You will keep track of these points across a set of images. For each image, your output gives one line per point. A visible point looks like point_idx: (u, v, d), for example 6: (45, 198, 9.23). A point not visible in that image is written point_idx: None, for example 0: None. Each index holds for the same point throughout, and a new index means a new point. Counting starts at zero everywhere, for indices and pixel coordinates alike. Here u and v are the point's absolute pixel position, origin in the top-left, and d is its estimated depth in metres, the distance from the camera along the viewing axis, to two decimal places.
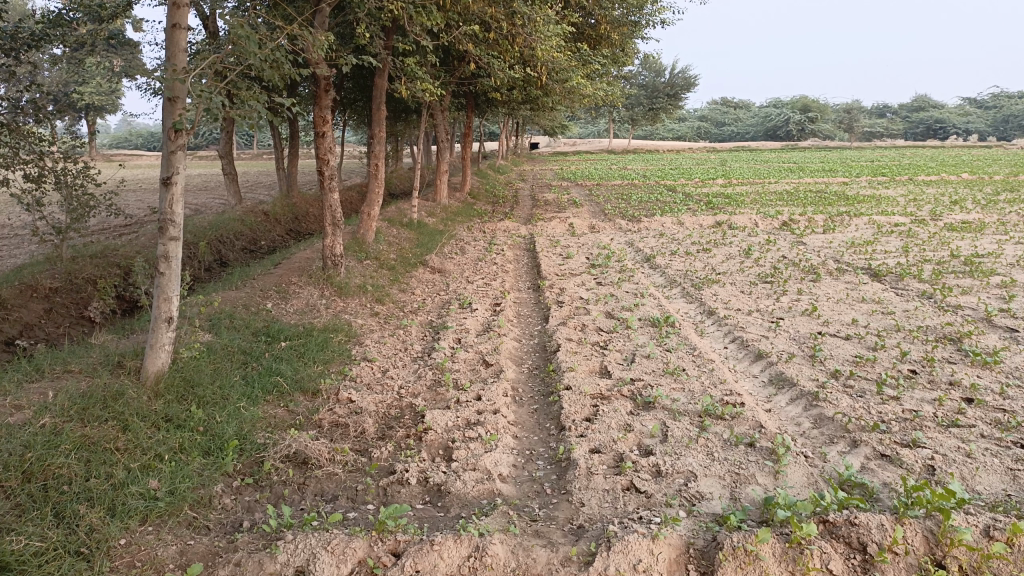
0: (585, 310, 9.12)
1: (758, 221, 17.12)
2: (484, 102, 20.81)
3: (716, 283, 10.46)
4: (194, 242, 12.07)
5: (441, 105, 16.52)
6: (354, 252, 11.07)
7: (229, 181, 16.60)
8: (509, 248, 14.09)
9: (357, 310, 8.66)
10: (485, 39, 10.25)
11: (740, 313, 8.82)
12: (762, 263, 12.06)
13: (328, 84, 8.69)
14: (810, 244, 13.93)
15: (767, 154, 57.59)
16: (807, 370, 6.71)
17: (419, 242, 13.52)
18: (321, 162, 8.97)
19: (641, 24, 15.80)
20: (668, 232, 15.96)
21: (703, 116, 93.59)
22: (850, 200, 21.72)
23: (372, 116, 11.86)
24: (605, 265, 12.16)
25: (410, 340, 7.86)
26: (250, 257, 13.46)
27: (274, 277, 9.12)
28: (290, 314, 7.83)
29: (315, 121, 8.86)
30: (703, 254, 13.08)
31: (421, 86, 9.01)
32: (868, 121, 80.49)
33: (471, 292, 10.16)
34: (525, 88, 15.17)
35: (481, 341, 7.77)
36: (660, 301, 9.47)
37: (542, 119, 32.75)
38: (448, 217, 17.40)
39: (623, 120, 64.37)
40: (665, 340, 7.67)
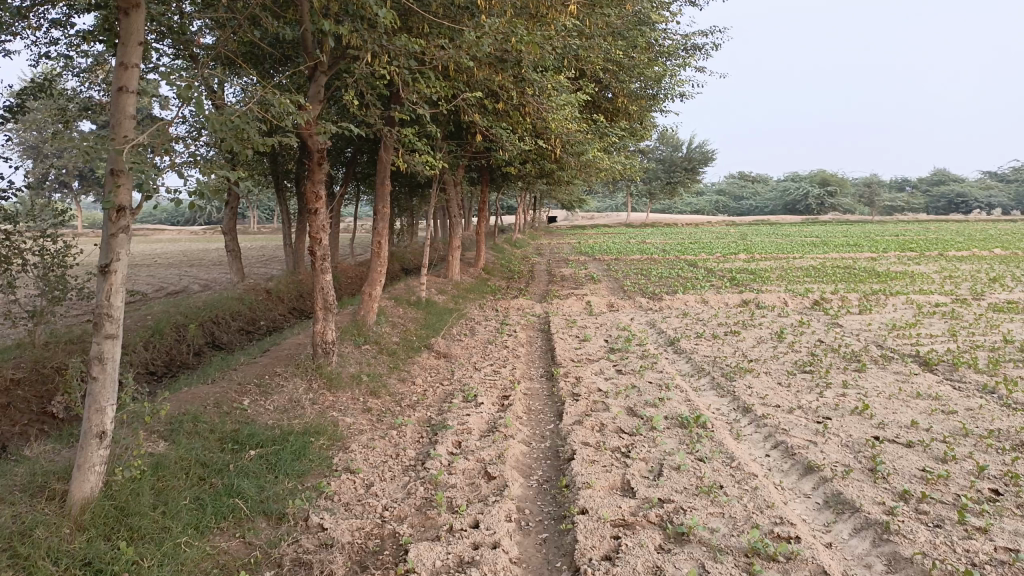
0: (604, 405, 8.12)
1: (788, 299, 16.15)
2: (498, 176, 20.25)
3: (749, 373, 9.44)
4: (183, 324, 11.29)
5: (452, 179, 15.93)
6: (352, 336, 10.19)
7: (232, 258, 15.94)
8: (522, 329, 13.19)
9: (347, 406, 7.73)
10: (491, 109, 9.62)
11: (780, 410, 7.79)
12: (799, 348, 11.05)
13: (322, 157, 8.03)
14: (847, 327, 12.92)
15: (788, 227, 57.02)
16: (870, 491, 5.66)
17: (425, 322, 12.67)
18: (313, 241, 8.21)
19: (660, 96, 15.24)
20: (692, 311, 15.01)
21: (721, 189, 93.72)
22: (882, 277, 20.72)
23: (376, 191, 11.19)
24: (626, 349, 11.18)
25: (404, 443, 6.88)
26: (246, 339, 12.64)
27: (258, 366, 8.21)
28: (269, 412, 6.91)
29: (307, 196, 8.14)
30: (731, 337, 12.10)
31: (419, 158, 8.30)
32: (888, 195, 80.00)
33: (478, 382, 9.19)
34: (539, 162, 14.55)
35: (485, 445, 6.77)
36: (688, 395, 8.44)
37: (560, 193, 32.26)
38: (459, 295, 16.58)
39: (641, 193, 64.21)
40: (696, 445, 6.64)
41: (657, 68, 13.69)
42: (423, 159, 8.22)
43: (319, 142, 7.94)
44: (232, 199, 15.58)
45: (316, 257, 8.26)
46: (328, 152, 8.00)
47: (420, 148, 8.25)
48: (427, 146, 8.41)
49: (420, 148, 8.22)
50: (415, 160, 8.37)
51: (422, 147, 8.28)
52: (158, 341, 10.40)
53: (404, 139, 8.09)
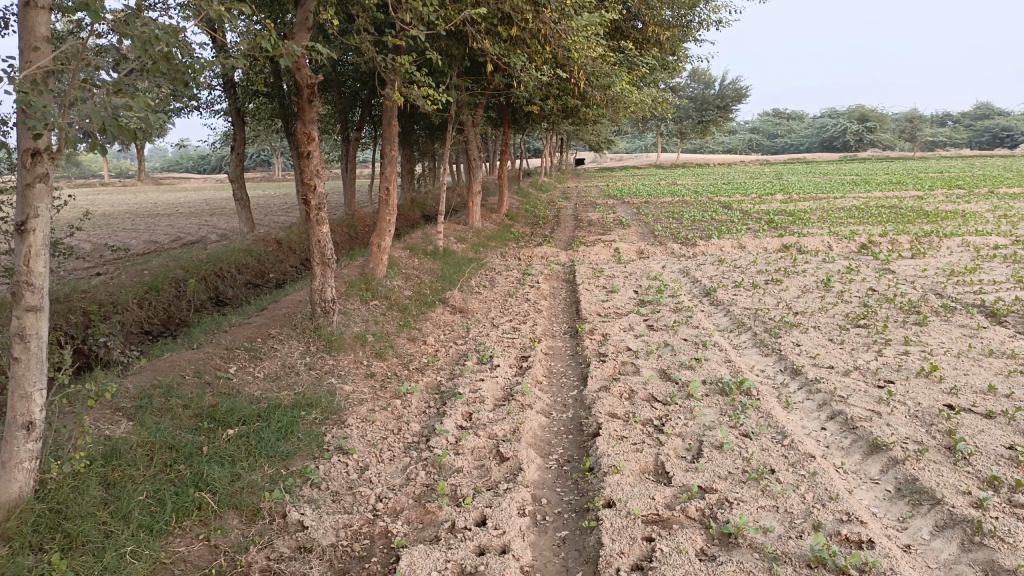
0: (634, 368, 7.26)
1: (831, 243, 15.02)
2: (522, 116, 19.15)
3: (797, 328, 8.51)
4: (182, 278, 10.57)
5: (470, 119, 14.92)
6: (358, 291, 9.41)
7: (241, 207, 15.18)
8: (545, 279, 12.33)
9: (348, 371, 6.98)
10: (504, 34, 8.57)
11: (835, 374, 6.87)
12: (849, 299, 10.04)
13: (313, 94, 7.13)
14: (899, 273, 11.86)
15: (826, 166, 54.97)
16: (951, 476, 4.78)
17: (441, 274, 11.86)
18: (306, 188, 7.34)
19: (693, 23, 13.95)
20: (728, 257, 13.99)
21: (755, 127, 90.77)
22: (931, 217, 19.42)
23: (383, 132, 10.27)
24: (657, 301, 10.28)
25: (407, 415, 6.11)
26: (253, 293, 11.93)
27: (251, 326, 7.44)
28: (258, 382, 6.17)
29: (298, 138, 7.25)
30: (773, 287, 11.13)
31: (420, 91, 7.33)
32: (930, 130, 76.86)
33: (494, 341, 8.38)
34: (562, 98, 13.47)
35: (498, 418, 5.97)
36: (728, 355, 7.54)
37: (587, 134, 31.04)
38: (480, 243, 15.72)
39: (671, 133, 62.21)
40: (742, 418, 5.78)
41: None
42: (424, 91, 7.25)
43: (308, 76, 7.02)
44: (238, 144, 14.76)
45: (311, 207, 7.40)
46: (318, 87, 7.10)
47: (421, 79, 7.27)
48: (429, 76, 7.43)
49: (420, 78, 7.24)
50: (416, 93, 7.41)
51: (423, 77, 7.31)
52: (155, 297, 9.72)
53: (401, 69, 7.10)
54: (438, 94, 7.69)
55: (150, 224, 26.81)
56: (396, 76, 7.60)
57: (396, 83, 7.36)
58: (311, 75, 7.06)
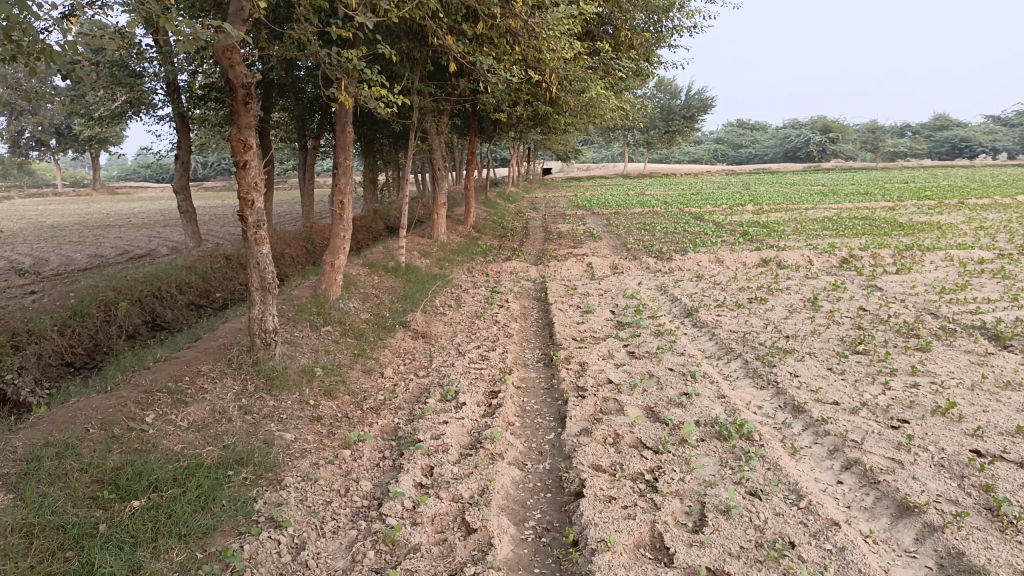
0: (617, 406, 6.44)
1: (811, 257, 14.42)
2: (489, 124, 18.38)
3: (790, 355, 7.80)
4: (113, 301, 9.54)
5: (434, 127, 14.11)
6: (309, 316, 8.49)
7: (187, 220, 14.13)
8: (515, 298, 11.52)
9: (292, 414, 6.06)
10: (467, 31, 7.86)
11: (842, 414, 6.13)
12: (841, 321, 9.35)
13: (249, 95, 6.23)
14: (888, 291, 11.24)
15: (792, 176, 55.17)
16: (1002, 547, 4.04)
17: (403, 293, 10.98)
18: (243, 204, 6.38)
19: (668, 27, 13.32)
20: (706, 273, 13.31)
21: (721, 137, 91.20)
22: (907, 229, 19.00)
23: (337, 141, 9.40)
24: (637, 323, 9.52)
25: (357, 470, 5.20)
26: (197, 315, 10.92)
27: (179, 361, 6.47)
28: (179, 434, 5.24)
29: (233, 146, 6.32)
30: (758, 306, 10.44)
31: (371, 91, 6.57)
32: (892, 141, 77.76)
33: (460, 372, 7.52)
34: (531, 104, 12.75)
35: (464, 473, 5.11)
36: (720, 388, 6.77)
37: (555, 143, 30.40)
38: (445, 257, 14.86)
39: (638, 143, 61.97)
40: (745, 471, 5.00)
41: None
42: (375, 90, 6.49)
43: (243, 74, 6.14)
44: (183, 152, 13.72)
45: (248, 225, 6.42)
46: (256, 88, 6.22)
47: (371, 76, 6.52)
48: (382, 74, 6.70)
49: (371, 75, 6.49)
50: (367, 92, 6.65)
51: (374, 75, 6.57)
52: (79, 324, 8.69)
53: (349, 64, 6.33)
54: (392, 94, 6.95)
55: (98, 236, 25.41)
56: (342, 73, 6.83)
57: (343, 80, 6.60)
58: (247, 74, 6.18)
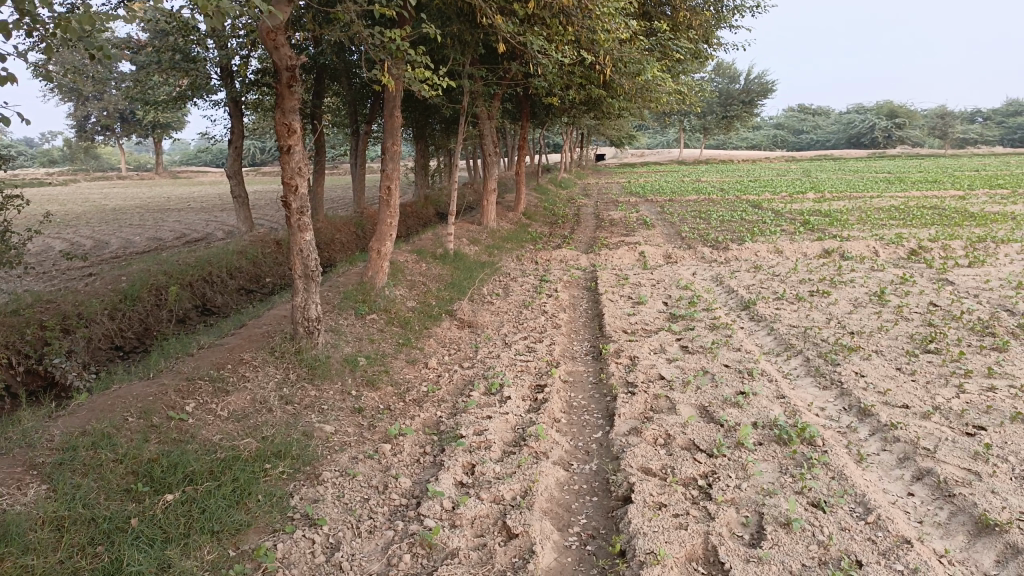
0: (669, 404, 6.15)
1: (877, 248, 13.78)
2: (541, 109, 18.07)
3: (855, 353, 7.38)
4: (164, 285, 9.60)
5: (485, 111, 13.89)
6: (354, 303, 8.38)
7: (239, 205, 14.22)
8: (565, 287, 11.26)
9: (333, 405, 5.93)
10: (518, 11, 7.59)
11: (912, 418, 5.73)
12: (910, 317, 8.85)
13: (294, 77, 6.07)
14: (960, 285, 10.64)
15: (855, 163, 53.43)
16: None
17: (451, 280, 10.82)
18: (286, 189, 6.26)
19: (728, 7, 12.81)
20: (765, 264, 12.83)
21: (780, 123, 88.86)
22: (980, 219, 18.08)
23: (385, 125, 9.25)
24: (691, 315, 9.17)
25: (396, 466, 5.03)
26: (247, 300, 10.95)
27: (222, 348, 6.40)
28: (217, 424, 5.15)
29: (277, 130, 6.19)
30: (819, 299, 9.98)
31: (415, 72, 6.38)
32: (962, 126, 74.64)
33: (507, 364, 7.31)
34: (584, 87, 12.42)
35: (507, 472, 4.90)
36: (779, 388, 6.41)
37: (609, 128, 29.87)
38: (495, 244, 14.66)
39: (694, 129, 60.74)
40: (807, 480, 4.67)
41: None
42: (419, 70, 6.31)
43: (288, 56, 5.98)
44: (236, 138, 13.76)
45: (292, 211, 6.30)
46: (300, 70, 6.07)
47: (416, 57, 6.34)
48: (426, 55, 6.53)
49: (415, 56, 6.32)
50: (410, 74, 6.47)
51: (418, 55, 6.38)
52: (129, 308, 8.76)
53: (393, 45, 6.16)
54: (436, 76, 6.75)
55: (159, 219, 25.96)
56: (386, 54, 6.68)
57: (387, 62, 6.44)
58: (291, 56, 6.03)
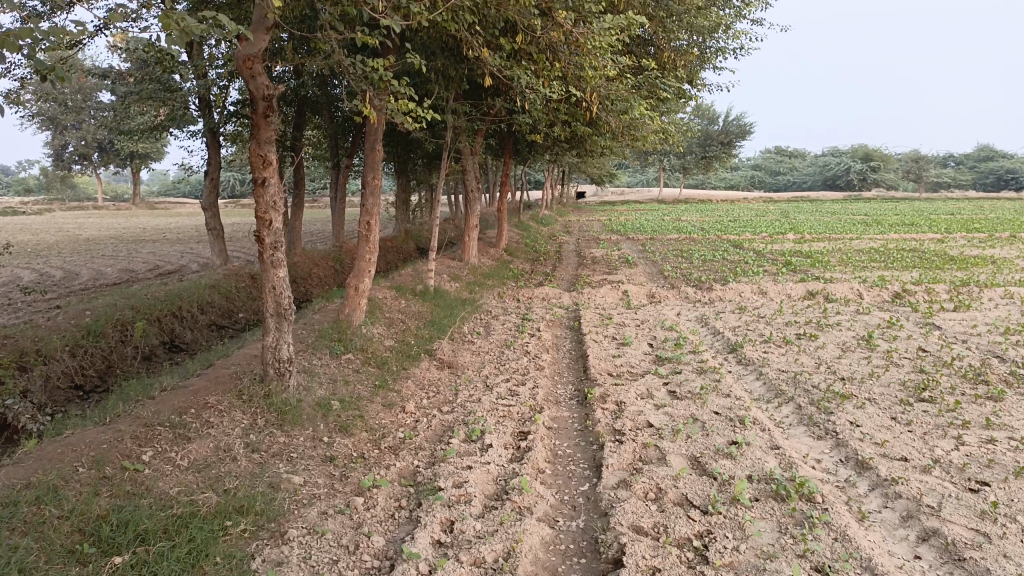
0: (659, 455, 5.86)
1: (861, 291, 13.70)
2: (524, 146, 17.96)
3: (848, 401, 7.15)
4: (131, 321, 9.20)
5: (468, 147, 13.72)
6: (329, 342, 8.04)
7: (214, 238, 13.87)
8: (547, 326, 10.99)
9: (303, 453, 5.57)
10: (505, 45, 7.41)
11: (912, 472, 5.47)
12: (900, 363, 8.65)
13: (270, 107, 5.80)
14: (947, 330, 10.51)
15: (832, 204, 54.09)
16: None
17: (431, 319, 10.51)
18: (260, 223, 5.95)
19: (713, 48, 12.81)
20: (749, 305, 12.67)
21: (758, 164, 90.14)
22: (959, 262, 18.16)
23: (365, 159, 9.00)
24: (677, 358, 8.92)
25: (369, 522, 4.68)
26: (218, 335, 10.56)
27: (186, 390, 6.03)
28: (176, 475, 4.78)
29: (252, 162, 5.91)
30: (807, 343, 9.79)
31: (398, 103, 6.13)
32: (935, 170, 76.11)
33: (488, 408, 6.98)
34: (569, 125, 12.31)
35: (489, 530, 4.57)
36: (773, 438, 6.16)
37: (590, 166, 29.97)
38: (476, 281, 14.39)
39: (674, 168, 61.34)
40: (809, 542, 4.39)
41: (713, 17, 11.35)
42: (402, 101, 6.07)
43: (265, 85, 5.73)
44: (212, 169, 13.46)
45: (265, 246, 5.98)
46: (277, 99, 5.81)
47: (399, 88, 6.12)
48: (410, 86, 6.30)
49: (399, 87, 6.10)
50: (393, 105, 6.24)
51: (402, 86, 6.13)
52: (93, 344, 8.36)
53: (375, 75, 5.93)
54: (420, 108, 6.50)
55: (133, 250, 25.51)
56: (368, 84, 6.46)
57: (369, 92, 6.21)
58: (269, 85, 5.78)
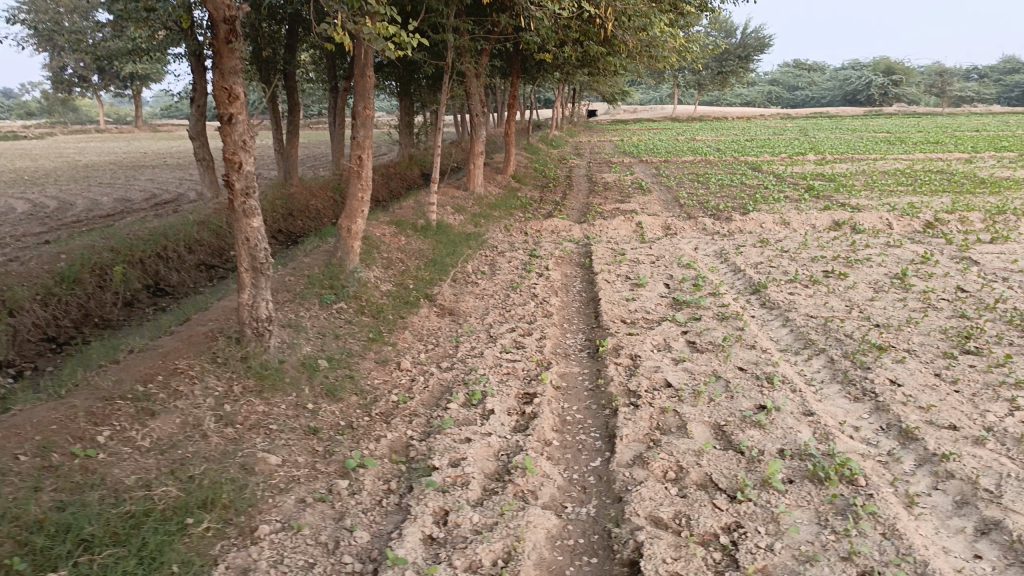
0: (678, 422, 5.29)
1: (890, 220, 12.87)
2: (533, 64, 16.88)
3: (885, 354, 6.50)
4: (111, 264, 8.59)
5: (473, 68, 12.77)
6: (319, 290, 7.42)
7: (204, 168, 13.12)
8: (557, 264, 10.32)
9: (284, 425, 5.02)
10: None
11: (964, 445, 4.86)
12: (939, 306, 7.96)
13: (232, 31, 5.01)
14: (985, 265, 9.77)
15: (853, 121, 52.29)
16: None
17: (432, 257, 9.86)
18: (228, 165, 5.27)
19: None
20: (772, 237, 11.90)
21: (775, 79, 87.08)
22: (993, 186, 17.17)
23: (356, 86, 8.19)
24: (696, 301, 8.28)
25: (352, 513, 4.14)
26: (207, 275, 9.96)
27: (155, 354, 5.47)
28: (136, 460, 4.25)
29: (216, 95, 5.17)
30: (835, 282, 9.11)
31: (375, 27, 5.54)
32: (960, 84, 73.18)
33: (490, 365, 6.39)
34: (581, 42, 11.36)
35: (487, 524, 4.03)
36: (805, 401, 5.56)
37: (602, 84, 28.67)
38: (482, 212, 13.66)
39: (688, 84, 59.18)
40: (853, 540, 3.82)
41: None
42: (380, 24, 5.52)
43: (225, 4, 4.91)
44: (199, 95, 12.58)
45: (235, 193, 5.32)
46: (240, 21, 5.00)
47: (377, 10, 5.54)
48: (388, 6, 5.71)
49: (376, 7, 5.49)
50: (371, 30, 5.64)
51: (379, 6, 5.52)
52: (67, 292, 7.78)
53: None
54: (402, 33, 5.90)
55: (132, 178, 24.75)
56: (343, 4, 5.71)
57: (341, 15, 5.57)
58: (230, 4, 4.96)
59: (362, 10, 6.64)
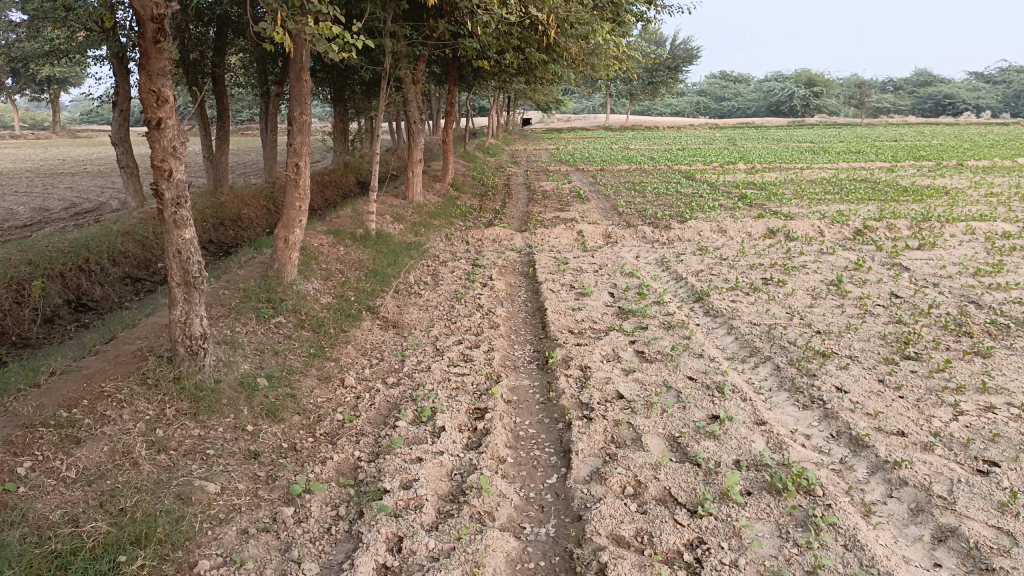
0: (633, 435, 5.21)
1: (822, 227, 13.20)
2: (471, 72, 16.75)
3: (830, 361, 6.57)
4: (28, 278, 8.06)
5: (411, 75, 12.54)
6: (256, 304, 7.10)
7: (128, 176, 12.51)
8: (500, 274, 10.18)
9: (221, 449, 4.73)
10: None
11: (913, 451, 4.92)
12: (876, 312, 8.14)
13: (161, 31, 4.72)
14: (915, 271, 10.07)
15: (777, 131, 53.99)
16: None
17: (373, 268, 9.60)
18: (157, 174, 4.95)
19: None
20: (710, 245, 12.05)
21: (703, 90, 89.24)
22: (915, 194, 17.84)
23: (292, 92, 7.89)
24: (641, 310, 8.25)
25: (300, 543, 3.90)
26: (133, 288, 9.46)
27: (79, 376, 5.10)
28: (61, 493, 3.92)
29: (142, 99, 4.84)
30: (775, 289, 9.23)
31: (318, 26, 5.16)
32: (877, 96, 76.33)
33: (438, 379, 6.20)
34: (521, 49, 11.27)
35: (444, 549, 3.85)
36: (756, 411, 5.55)
37: (538, 93, 28.79)
38: (421, 221, 13.43)
39: (620, 93, 60.05)
40: (816, 553, 3.79)
41: None
42: (323, 23, 5.17)
43: (153, 3, 4.62)
44: (122, 100, 12.00)
45: (165, 202, 5.00)
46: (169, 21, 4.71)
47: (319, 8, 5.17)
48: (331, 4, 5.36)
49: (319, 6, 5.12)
50: (313, 29, 5.26)
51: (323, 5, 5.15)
52: None
53: None
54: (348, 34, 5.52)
55: (49, 185, 23.57)
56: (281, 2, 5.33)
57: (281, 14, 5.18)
58: (158, 2, 4.68)
59: (299, 10, 6.37)
